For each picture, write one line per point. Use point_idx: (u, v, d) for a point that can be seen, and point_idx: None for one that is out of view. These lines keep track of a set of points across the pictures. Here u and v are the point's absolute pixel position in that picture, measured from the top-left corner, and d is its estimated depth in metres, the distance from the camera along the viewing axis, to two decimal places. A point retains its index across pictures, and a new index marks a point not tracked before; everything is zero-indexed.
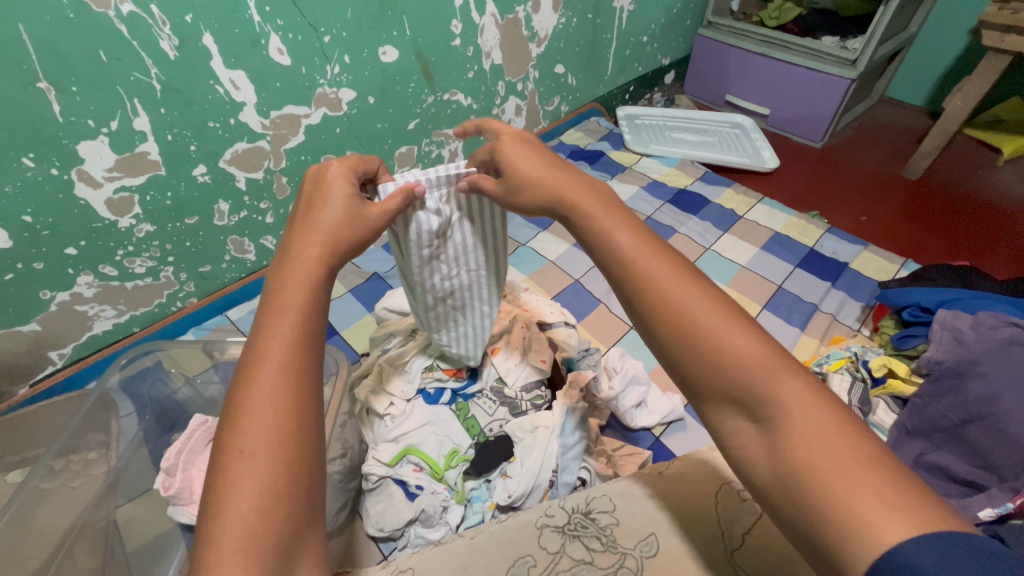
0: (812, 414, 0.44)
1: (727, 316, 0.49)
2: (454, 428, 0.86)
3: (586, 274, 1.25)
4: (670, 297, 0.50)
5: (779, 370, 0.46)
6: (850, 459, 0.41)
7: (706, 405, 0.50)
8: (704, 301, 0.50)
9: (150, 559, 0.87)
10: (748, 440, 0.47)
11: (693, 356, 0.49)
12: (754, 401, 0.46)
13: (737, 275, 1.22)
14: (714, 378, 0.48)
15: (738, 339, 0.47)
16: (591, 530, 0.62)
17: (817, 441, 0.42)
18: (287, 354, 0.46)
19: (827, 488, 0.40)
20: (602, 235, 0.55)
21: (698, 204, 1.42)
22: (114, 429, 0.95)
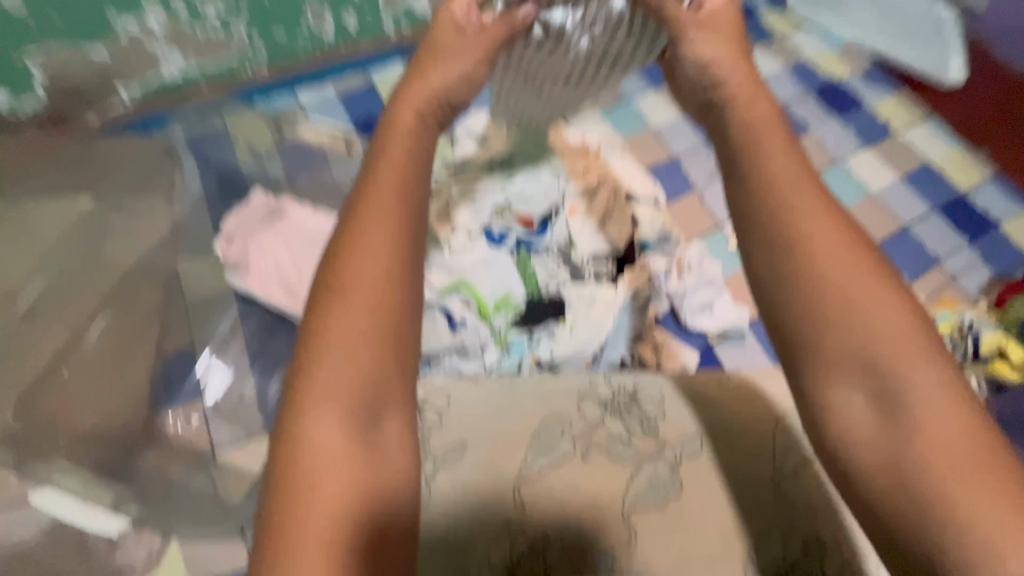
0: (943, 407, 0.40)
1: (876, 288, 0.43)
2: (511, 275, 0.83)
3: (689, 153, 1.08)
4: (823, 256, 0.44)
5: (912, 355, 0.42)
6: (978, 464, 0.39)
7: (821, 373, 0.43)
8: (857, 266, 0.44)
9: (206, 312, 0.90)
10: (859, 423, 0.42)
11: (832, 327, 0.43)
12: (883, 379, 0.42)
13: (859, 201, 1.05)
14: (846, 350, 0.43)
15: (886, 317, 0.42)
16: (635, 413, 0.60)
17: (942, 438, 0.40)
18: (389, 205, 0.45)
19: (949, 488, 0.38)
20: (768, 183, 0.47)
21: (847, 104, 1.17)
22: (178, 183, 0.95)
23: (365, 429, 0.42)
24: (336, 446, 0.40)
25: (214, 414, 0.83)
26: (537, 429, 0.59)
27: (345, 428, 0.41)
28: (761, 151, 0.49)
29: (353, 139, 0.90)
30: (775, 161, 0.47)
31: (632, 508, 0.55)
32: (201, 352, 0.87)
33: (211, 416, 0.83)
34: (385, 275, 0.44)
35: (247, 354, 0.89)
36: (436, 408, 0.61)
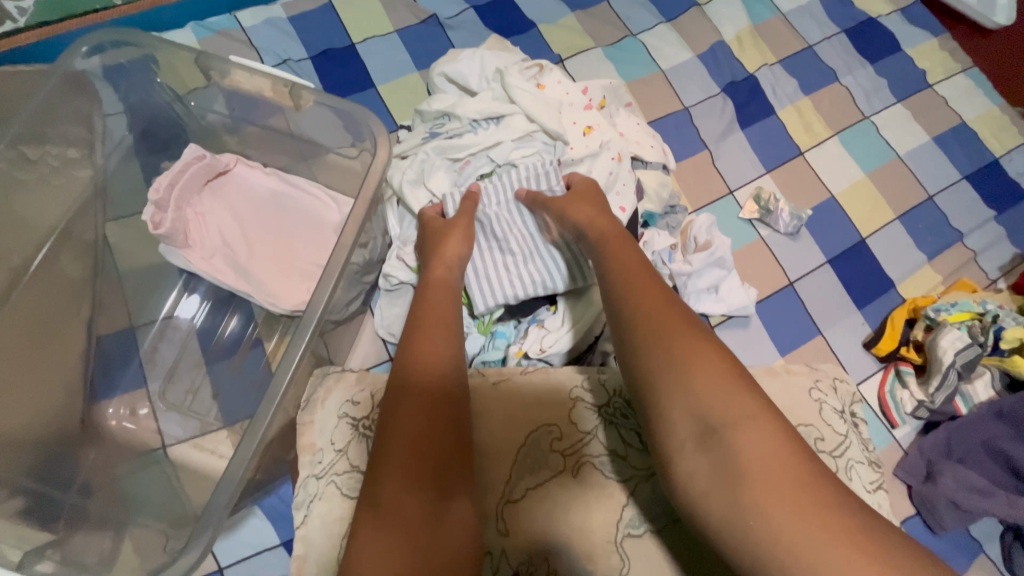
0: (760, 437, 0.42)
1: (689, 333, 0.48)
2: None
3: (701, 104, 0.95)
4: (641, 310, 0.51)
5: (736, 390, 0.45)
6: (793, 484, 0.40)
7: (658, 421, 0.46)
8: (677, 317, 0.50)
9: (145, 286, 0.78)
10: (693, 468, 0.43)
11: (659, 372, 0.47)
12: (710, 421, 0.43)
13: (885, 166, 0.94)
14: (671, 393, 0.46)
15: (704, 358, 0.46)
16: (633, 422, 0.55)
17: (760, 461, 0.41)
18: (441, 322, 0.55)
19: (767, 505, 0.39)
20: (610, 259, 0.57)
21: (883, 47, 1.02)
22: (99, 129, 0.79)
23: (432, 511, 0.44)
24: (381, 518, 0.43)
25: (161, 404, 0.74)
26: (524, 441, 0.53)
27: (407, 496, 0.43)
28: (615, 238, 0.59)
29: (296, 86, 0.69)
30: (624, 246, 0.58)
31: (624, 534, 0.50)
32: (143, 335, 0.76)
33: (159, 408, 0.73)
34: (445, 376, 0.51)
35: (195, 338, 0.77)
36: None
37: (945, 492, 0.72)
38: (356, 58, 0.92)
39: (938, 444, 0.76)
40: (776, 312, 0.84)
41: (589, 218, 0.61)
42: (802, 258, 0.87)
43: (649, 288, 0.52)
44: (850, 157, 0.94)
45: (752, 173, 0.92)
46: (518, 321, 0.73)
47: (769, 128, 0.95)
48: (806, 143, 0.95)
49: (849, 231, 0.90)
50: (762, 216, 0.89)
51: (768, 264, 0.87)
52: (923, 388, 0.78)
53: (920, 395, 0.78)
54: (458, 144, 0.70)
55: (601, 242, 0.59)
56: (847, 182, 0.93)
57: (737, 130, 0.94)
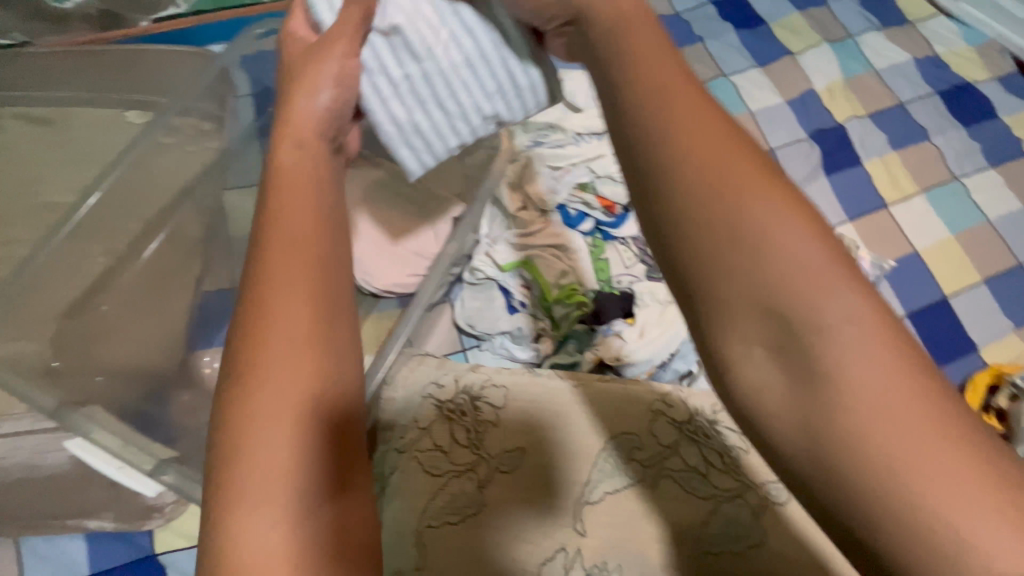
0: (879, 350, 0.28)
1: (718, 175, 0.29)
2: (583, 263, 0.75)
3: (786, 147, 0.98)
4: (672, 134, 0.30)
5: (829, 276, 0.28)
6: (939, 433, 0.26)
7: (680, 285, 0.31)
8: (745, 160, 0.30)
9: None
10: (763, 381, 0.30)
11: (706, 236, 0.29)
12: (772, 302, 0.29)
13: (973, 228, 0.93)
14: (727, 278, 0.29)
15: (750, 188, 0.29)
16: (679, 435, 0.65)
17: (879, 397, 0.27)
18: (289, 216, 0.39)
19: (886, 441, 0.26)
20: (612, 47, 0.35)
21: (978, 112, 1.02)
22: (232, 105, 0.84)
23: (315, 520, 0.34)
24: (274, 508, 0.33)
25: None
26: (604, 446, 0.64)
27: (277, 522, 0.33)
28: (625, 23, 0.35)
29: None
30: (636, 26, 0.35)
31: (665, 520, 0.61)
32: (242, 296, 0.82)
33: None
34: (320, 313, 0.37)
35: None
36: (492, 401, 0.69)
37: None
38: None
39: None
40: None
41: (639, 62, 0.33)
42: None
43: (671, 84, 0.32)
44: (936, 215, 0.94)
45: (834, 219, 0.92)
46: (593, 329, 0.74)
47: (855, 178, 0.96)
48: (891, 196, 0.95)
49: (931, 288, 0.88)
50: None
51: None
52: None
53: None
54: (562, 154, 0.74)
55: (621, 36, 0.35)
56: (933, 240, 0.92)
57: (821, 176, 0.96)
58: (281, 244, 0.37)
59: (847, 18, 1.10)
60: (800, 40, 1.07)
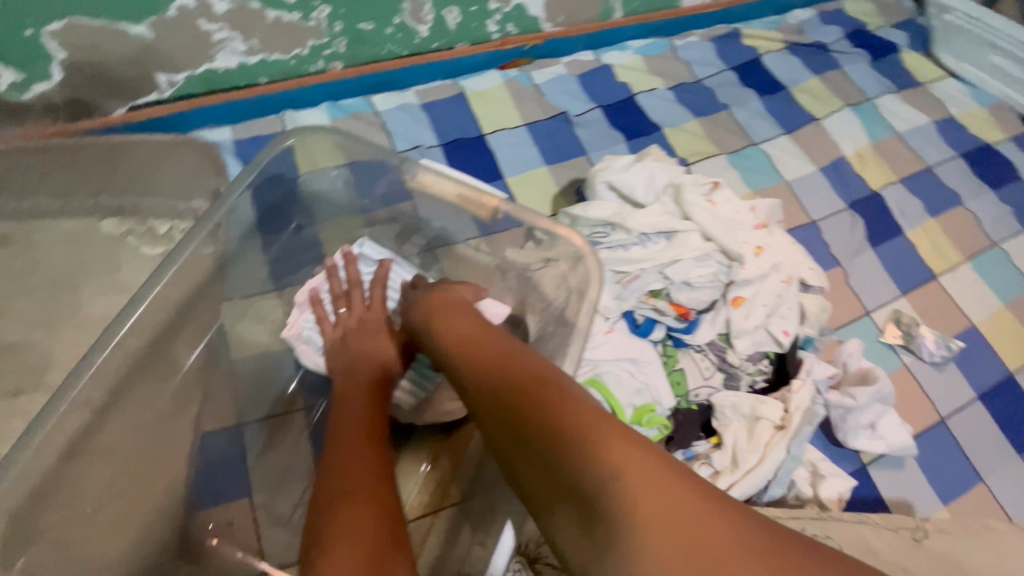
0: (643, 480, 0.34)
1: (492, 395, 0.43)
2: (658, 379, 0.65)
3: (828, 218, 0.93)
4: (473, 377, 0.45)
5: (606, 431, 0.37)
6: (669, 533, 0.32)
7: (541, 501, 0.38)
8: (518, 372, 0.43)
9: (256, 378, 0.71)
10: (568, 533, 0.36)
11: (525, 456, 0.39)
12: (584, 488, 0.35)
13: (1021, 295, 0.91)
14: (546, 481, 0.38)
15: (563, 408, 0.39)
16: None
17: (648, 511, 0.33)
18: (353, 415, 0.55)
19: (639, 552, 0.32)
20: (446, 328, 0.52)
21: (1003, 174, 1.02)
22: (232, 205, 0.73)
23: None
24: None
25: (265, 517, 0.65)
26: None
27: None
28: (441, 306, 0.55)
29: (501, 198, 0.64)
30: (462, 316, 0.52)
31: None
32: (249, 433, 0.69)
33: (263, 522, 0.64)
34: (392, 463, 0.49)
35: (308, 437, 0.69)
36: (561, 564, 0.57)
37: None
38: (484, 148, 0.90)
39: None
40: (930, 452, 0.77)
41: (454, 333, 0.51)
42: (950, 391, 0.81)
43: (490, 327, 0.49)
44: (985, 284, 0.91)
45: (888, 295, 0.88)
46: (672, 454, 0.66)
47: (899, 249, 0.92)
48: (939, 266, 0.91)
49: (996, 366, 0.84)
50: (906, 341, 0.84)
51: (917, 396, 0.81)
52: None
53: None
54: (630, 257, 0.66)
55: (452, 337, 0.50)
56: (987, 311, 0.88)
57: (868, 249, 0.91)
58: (360, 425, 0.54)
59: (863, 80, 1.10)
60: (822, 105, 1.05)
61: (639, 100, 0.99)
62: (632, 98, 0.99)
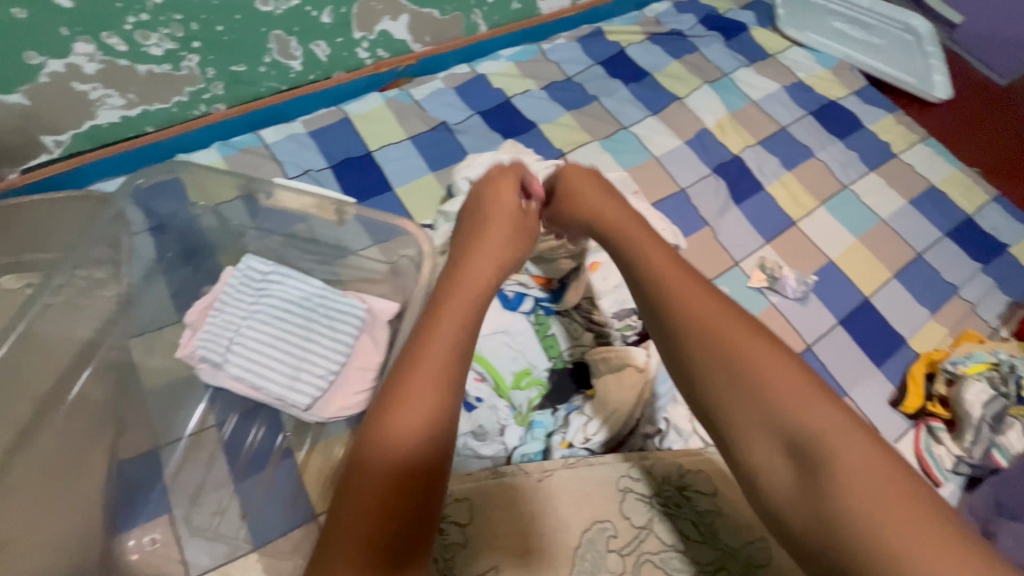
0: (862, 451, 0.42)
1: (716, 342, 0.49)
2: (530, 345, 0.75)
3: (696, 185, 1.03)
4: (686, 316, 0.51)
5: (788, 369, 0.46)
6: (888, 487, 0.40)
7: (727, 425, 0.47)
8: (725, 323, 0.50)
9: (170, 403, 0.76)
10: (775, 471, 0.44)
11: (728, 388, 0.47)
12: (788, 430, 0.44)
13: (872, 229, 1.01)
14: (743, 410, 0.46)
15: (779, 376, 0.46)
16: (688, 513, 0.61)
17: (857, 481, 0.40)
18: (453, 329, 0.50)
19: (843, 491, 0.40)
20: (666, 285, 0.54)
21: (848, 125, 1.14)
22: (129, 248, 0.78)
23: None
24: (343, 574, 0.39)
25: (186, 530, 0.69)
26: (581, 542, 0.59)
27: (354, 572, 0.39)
28: (618, 220, 0.62)
29: (342, 205, 0.73)
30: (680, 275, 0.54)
31: None
32: (166, 455, 0.73)
33: (183, 535, 0.69)
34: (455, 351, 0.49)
35: (221, 455, 0.74)
36: (458, 521, 0.60)
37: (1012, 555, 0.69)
38: (372, 165, 0.97)
39: (987, 501, 0.74)
40: None
41: (602, 206, 0.63)
42: (814, 321, 0.91)
43: (701, 292, 0.52)
44: (840, 223, 1.02)
45: (753, 245, 0.97)
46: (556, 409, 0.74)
47: (761, 203, 1.02)
48: (797, 213, 1.02)
49: (853, 293, 0.94)
50: (771, 283, 0.93)
51: (784, 329, 0.90)
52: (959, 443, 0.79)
53: (958, 450, 0.78)
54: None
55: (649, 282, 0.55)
56: (842, 247, 0.99)
57: (733, 207, 1.01)
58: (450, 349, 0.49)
59: (719, 58, 1.21)
60: (684, 85, 1.16)
61: (514, 102, 1.08)
62: (508, 101, 1.08)
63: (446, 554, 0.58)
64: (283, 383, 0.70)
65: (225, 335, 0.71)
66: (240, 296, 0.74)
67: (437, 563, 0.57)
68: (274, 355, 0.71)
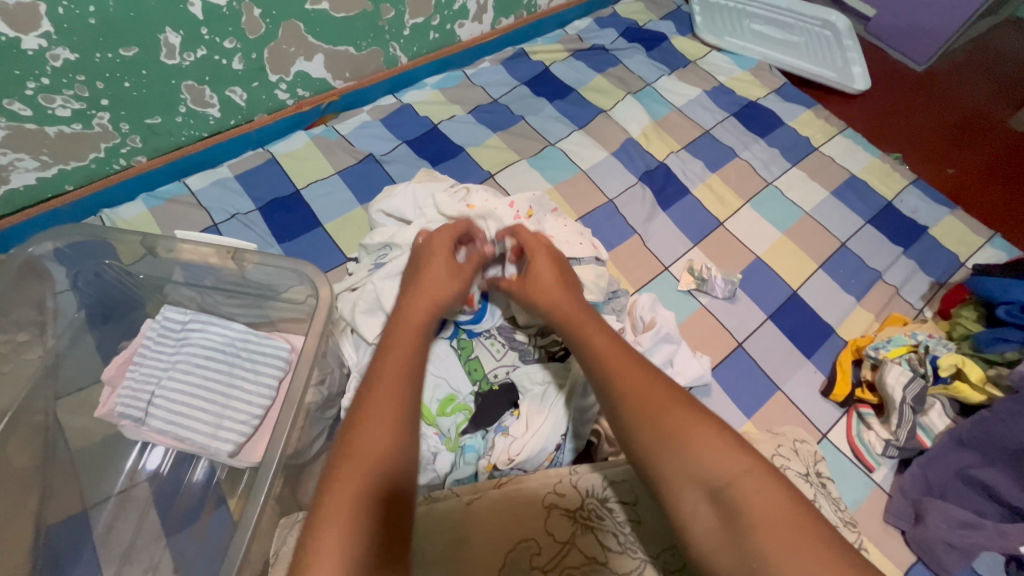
0: (772, 496, 0.43)
1: (643, 406, 0.50)
2: (454, 371, 0.75)
3: (623, 194, 1.05)
4: (618, 384, 0.53)
5: (704, 424, 0.48)
6: (795, 530, 0.41)
7: (663, 485, 0.47)
8: (659, 394, 0.51)
9: (99, 461, 0.76)
10: (700, 520, 0.45)
11: (659, 446, 0.48)
12: (711, 483, 0.45)
13: (797, 222, 1.04)
14: (670, 461, 0.47)
15: (697, 430, 0.48)
16: (609, 523, 0.59)
17: (771, 521, 0.42)
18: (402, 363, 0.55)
19: (759, 538, 0.41)
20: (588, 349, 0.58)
21: (769, 124, 1.17)
22: (49, 308, 0.78)
23: None
24: None
25: None
26: (503, 565, 0.56)
27: None
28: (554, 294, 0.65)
29: (240, 251, 0.72)
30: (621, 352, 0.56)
31: None
32: (97, 515, 0.73)
33: None
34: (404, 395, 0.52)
35: (154, 507, 0.75)
36: None
37: (938, 534, 0.70)
38: (300, 203, 0.98)
39: (917, 482, 0.76)
40: (732, 376, 0.87)
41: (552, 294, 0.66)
42: (744, 319, 0.92)
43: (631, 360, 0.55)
44: (766, 219, 1.04)
45: (681, 249, 0.99)
46: (485, 432, 0.73)
47: (688, 207, 1.05)
48: (723, 214, 1.04)
49: (781, 287, 0.96)
50: (699, 285, 0.95)
51: (715, 329, 0.91)
52: (887, 426, 0.80)
53: (886, 434, 0.79)
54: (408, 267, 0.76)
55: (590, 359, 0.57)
56: (769, 243, 1.01)
57: (660, 213, 1.03)
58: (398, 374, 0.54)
59: (642, 68, 1.25)
60: (608, 98, 1.19)
61: (440, 128, 1.10)
62: (434, 128, 1.10)
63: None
64: (206, 430, 0.70)
65: (145, 389, 0.71)
66: (160, 347, 0.74)
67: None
68: (196, 404, 0.71)
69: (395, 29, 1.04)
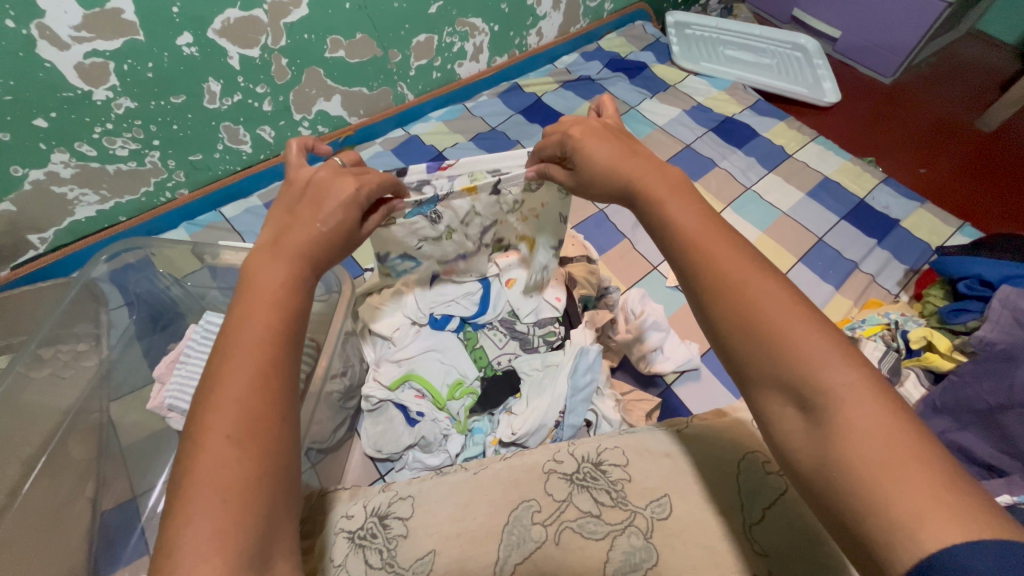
0: (872, 410, 0.37)
1: (740, 313, 0.44)
2: (461, 358, 0.84)
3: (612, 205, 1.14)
4: (710, 275, 0.46)
5: (803, 322, 0.42)
6: (897, 451, 0.35)
7: (750, 382, 0.44)
8: (759, 290, 0.44)
9: (146, 456, 0.85)
10: (789, 422, 0.42)
11: (754, 344, 0.43)
12: (801, 386, 0.40)
13: (776, 222, 1.12)
14: (760, 361, 0.43)
15: (801, 330, 0.41)
16: (601, 482, 0.64)
17: (866, 435, 0.37)
18: (265, 330, 0.43)
19: (853, 449, 0.37)
20: (733, 303, 0.44)
21: (744, 136, 1.27)
22: (104, 322, 0.89)
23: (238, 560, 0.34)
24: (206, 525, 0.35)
25: None
26: (508, 520, 0.62)
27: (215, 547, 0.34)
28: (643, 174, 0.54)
29: None
30: (691, 226, 0.49)
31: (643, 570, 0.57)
32: (144, 503, 0.83)
33: None
34: (266, 382, 0.41)
35: None
36: (401, 516, 0.64)
37: None
38: None
39: None
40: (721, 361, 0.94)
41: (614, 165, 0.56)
42: None
43: (726, 246, 0.47)
44: (747, 220, 1.13)
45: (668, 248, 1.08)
46: (490, 414, 0.81)
47: None
48: None
49: None
50: None
51: None
52: None
53: None
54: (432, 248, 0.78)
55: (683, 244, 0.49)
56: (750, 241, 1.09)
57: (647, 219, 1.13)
58: (261, 342, 0.42)
59: (625, 94, 1.37)
60: None
61: (445, 155, 1.22)
62: (440, 154, 1.22)
63: (390, 545, 0.61)
64: None
65: (190, 384, 0.80)
66: (202, 346, 0.83)
67: (382, 554, 0.60)
68: None
69: (402, 70, 1.18)
